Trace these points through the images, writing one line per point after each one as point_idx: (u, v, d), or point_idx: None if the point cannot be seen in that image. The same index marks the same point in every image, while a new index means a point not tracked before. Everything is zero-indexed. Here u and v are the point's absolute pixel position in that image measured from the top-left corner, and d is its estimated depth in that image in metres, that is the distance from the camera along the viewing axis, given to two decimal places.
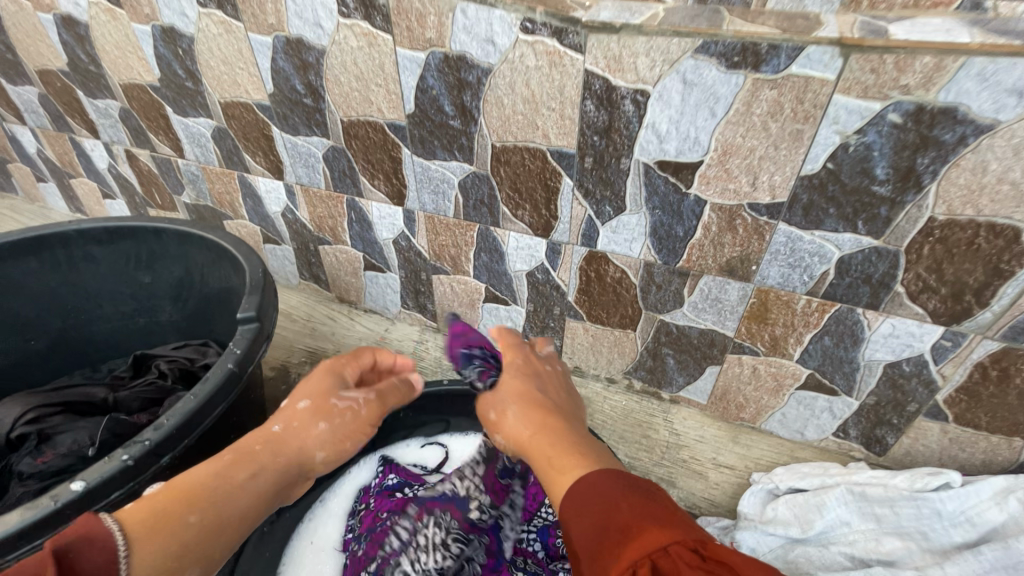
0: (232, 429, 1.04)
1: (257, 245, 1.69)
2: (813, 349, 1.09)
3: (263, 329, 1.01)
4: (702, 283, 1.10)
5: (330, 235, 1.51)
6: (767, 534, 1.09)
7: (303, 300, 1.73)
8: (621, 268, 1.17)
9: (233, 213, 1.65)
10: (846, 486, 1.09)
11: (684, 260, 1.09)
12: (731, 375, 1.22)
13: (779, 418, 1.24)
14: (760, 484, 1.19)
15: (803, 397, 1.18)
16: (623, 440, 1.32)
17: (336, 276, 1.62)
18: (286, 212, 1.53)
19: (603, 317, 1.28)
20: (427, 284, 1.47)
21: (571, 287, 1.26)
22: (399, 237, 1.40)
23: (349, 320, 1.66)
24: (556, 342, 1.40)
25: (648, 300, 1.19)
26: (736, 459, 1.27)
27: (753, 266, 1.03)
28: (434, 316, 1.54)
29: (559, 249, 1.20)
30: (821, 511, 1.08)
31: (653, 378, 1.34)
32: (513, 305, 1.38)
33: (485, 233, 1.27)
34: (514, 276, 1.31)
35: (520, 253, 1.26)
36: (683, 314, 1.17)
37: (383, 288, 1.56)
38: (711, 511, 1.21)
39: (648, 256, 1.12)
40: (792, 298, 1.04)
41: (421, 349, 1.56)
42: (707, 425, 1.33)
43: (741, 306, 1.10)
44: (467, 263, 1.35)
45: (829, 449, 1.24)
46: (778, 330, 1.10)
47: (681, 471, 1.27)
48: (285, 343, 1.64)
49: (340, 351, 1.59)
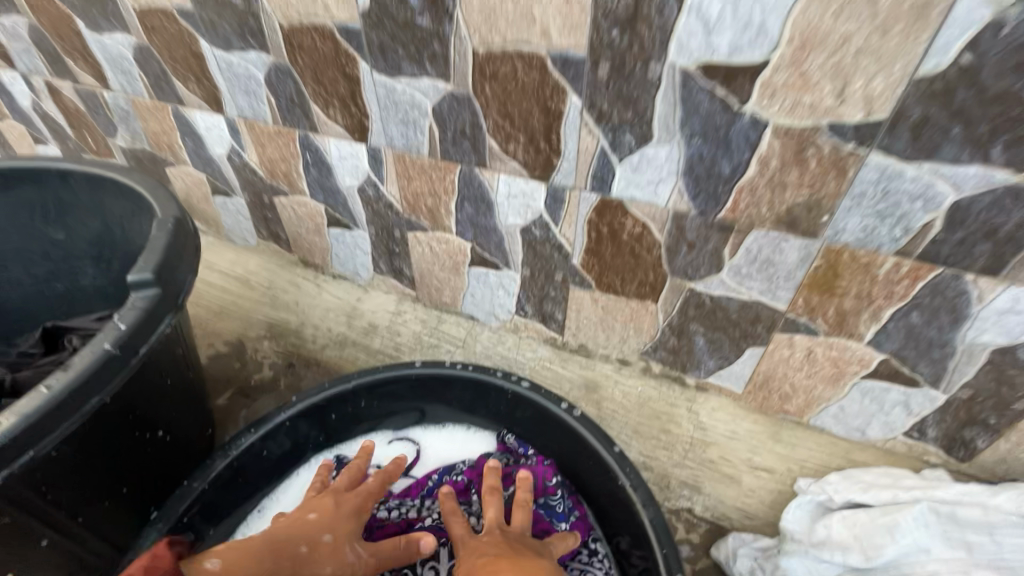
0: (135, 425, 0.81)
1: (205, 198, 1.43)
2: (893, 329, 0.83)
3: (165, 296, 0.77)
4: (750, 240, 0.84)
5: (285, 184, 1.25)
6: (819, 561, 0.86)
7: (262, 262, 1.47)
8: (641, 221, 0.90)
9: (174, 158, 1.38)
10: (927, 503, 0.84)
11: (728, 207, 0.82)
12: (777, 359, 0.96)
13: (834, 413, 0.99)
14: (809, 495, 0.95)
15: (868, 388, 0.92)
16: (637, 435, 1.08)
17: (298, 234, 1.36)
18: (232, 155, 1.26)
19: (616, 284, 1.02)
20: (401, 244, 1.21)
21: (577, 246, 1.00)
22: (366, 184, 1.13)
23: (316, 287, 1.40)
24: (557, 315, 1.14)
25: (675, 263, 0.93)
26: (776, 461, 1.03)
27: (823, 216, 0.77)
28: (412, 284, 1.29)
29: (562, 197, 0.94)
30: (891, 534, 0.83)
31: (677, 361, 1.09)
32: (506, 269, 1.12)
33: (469, 176, 0.99)
34: (505, 232, 1.05)
35: (513, 202, 0.99)
36: (721, 282, 0.91)
37: (352, 249, 1.30)
38: (744, 525, 0.98)
39: (679, 205, 0.85)
40: (874, 260, 0.78)
41: (397, 322, 1.31)
42: (742, 418, 1.08)
43: (801, 271, 0.84)
44: (448, 216, 1.09)
45: (896, 452, 0.99)
46: (849, 303, 0.84)
47: (708, 475, 1.03)
48: (240, 313, 1.38)
49: (304, 324, 1.34)
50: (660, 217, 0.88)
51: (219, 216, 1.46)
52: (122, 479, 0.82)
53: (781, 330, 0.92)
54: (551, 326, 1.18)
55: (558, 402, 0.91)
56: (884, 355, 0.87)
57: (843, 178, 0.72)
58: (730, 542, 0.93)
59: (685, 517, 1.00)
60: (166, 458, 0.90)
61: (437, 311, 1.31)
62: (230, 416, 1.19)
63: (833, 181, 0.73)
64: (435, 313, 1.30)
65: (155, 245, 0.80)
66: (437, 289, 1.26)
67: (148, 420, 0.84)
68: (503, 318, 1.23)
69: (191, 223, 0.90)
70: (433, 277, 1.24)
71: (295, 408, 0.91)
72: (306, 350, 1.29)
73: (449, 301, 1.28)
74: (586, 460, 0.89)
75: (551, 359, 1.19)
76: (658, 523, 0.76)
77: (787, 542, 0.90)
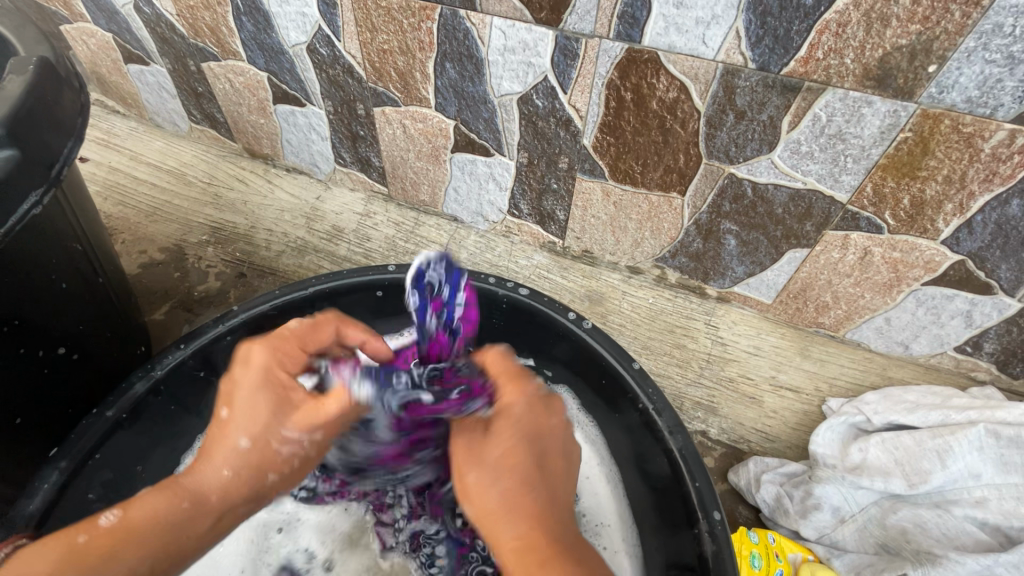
0: (14, 338, 0.63)
1: (118, 67, 1.14)
2: (980, 223, 0.68)
3: (28, 166, 0.56)
4: (821, 104, 0.64)
5: (212, 43, 0.97)
6: (856, 488, 0.76)
7: (200, 153, 1.21)
8: (678, 81, 0.69)
9: (68, 11, 1.07)
10: (987, 425, 0.74)
11: (800, 57, 0.62)
12: (824, 263, 0.82)
13: (878, 326, 0.87)
14: (843, 416, 0.84)
15: (927, 296, 0.79)
16: (648, 350, 0.94)
17: (237, 115, 1.10)
18: (139, 4, 0.97)
19: (635, 171, 0.83)
20: (368, 124, 0.97)
21: (590, 120, 0.78)
22: (317, 41, 0.87)
23: (268, 184, 1.16)
24: (558, 214, 0.96)
25: (714, 140, 0.73)
26: (803, 379, 0.91)
27: (930, 65, 0.58)
28: (382, 178, 1.07)
29: (576, 50, 0.71)
30: (941, 460, 0.74)
31: (699, 269, 0.94)
32: (498, 155, 0.91)
33: (452, 21, 0.75)
34: (497, 104, 0.83)
35: (509, 60, 0.76)
36: (770, 165, 0.73)
37: (306, 133, 1.06)
38: (764, 449, 0.86)
39: (734, 58, 0.64)
40: (982, 130, 0.60)
41: (365, 224, 1.10)
42: (768, 332, 0.95)
43: (879, 149, 0.66)
44: (425, 83, 0.85)
45: (940, 368, 0.89)
46: (931, 190, 0.67)
47: (726, 395, 0.90)
48: (178, 215, 1.12)
49: (253, 223, 1.11)
50: (706, 75, 0.67)
51: (138, 92, 1.18)
52: (11, 407, 0.65)
53: (834, 228, 0.77)
54: (550, 228, 1.00)
55: (564, 313, 0.74)
56: (959, 257, 0.73)
57: (975, 5, 0.53)
58: (752, 468, 0.82)
59: (698, 440, 0.87)
60: (72, 383, 0.72)
61: (414, 212, 1.10)
62: (169, 333, 0.97)
63: (958, 8, 0.54)
64: (411, 214, 1.10)
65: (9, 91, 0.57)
66: (413, 184, 1.05)
67: (39, 333, 0.66)
68: (493, 219, 1.04)
69: (77, 80, 0.66)
70: (407, 168, 1.02)
71: (238, 320, 0.73)
72: (260, 259, 1.06)
73: (428, 200, 1.07)
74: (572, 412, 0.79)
75: (548, 267, 1.02)
76: (688, 452, 0.63)
77: (819, 468, 0.79)
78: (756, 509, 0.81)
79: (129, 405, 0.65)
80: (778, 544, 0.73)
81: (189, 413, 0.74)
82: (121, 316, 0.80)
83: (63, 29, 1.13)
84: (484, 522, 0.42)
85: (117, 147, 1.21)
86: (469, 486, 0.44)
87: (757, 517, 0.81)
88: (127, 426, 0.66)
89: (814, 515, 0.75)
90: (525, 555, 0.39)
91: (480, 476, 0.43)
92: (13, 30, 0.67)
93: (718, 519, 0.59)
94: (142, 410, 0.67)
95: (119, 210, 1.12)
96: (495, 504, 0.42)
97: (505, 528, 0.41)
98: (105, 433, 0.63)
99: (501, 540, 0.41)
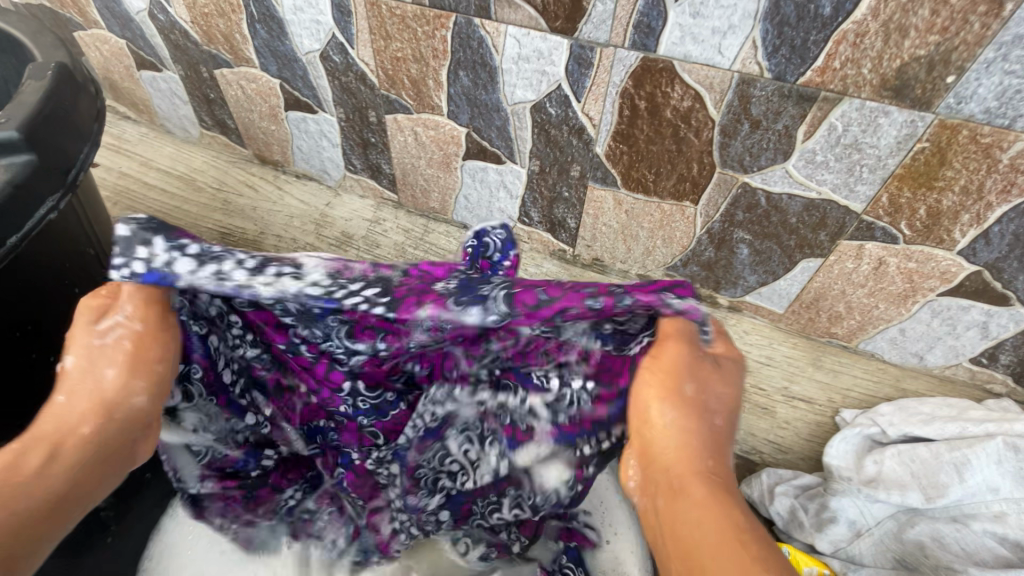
0: (26, 343, 0.63)
1: (130, 73, 1.15)
2: (997, 234, 0.68)
3: (45, 172, 0.56)
4: (838, 114, 0.64)
5: (226, 50, 0.97)
6: (873, 501, 0.75)
7: (210, 159, 1.21)
8: (693, 91, 0.69)
9: (82, 18, 1.08)
10: (1004, 438, 0.73)
11: (817, 67, 0.62)
12: (838, 273, 0.81)
13: (892, 336, 0.86)
14: (857, 427, 0.83)
15: (943, 306, 0.78)
16: None
17: (248, 122, 1.10)
18: (154, 12, 0.98)
19: (648, 180, 0.82)
20: (379, 131, 0.97)
21: (603, 128, 0.78)
22: (330, 48, 0.87)
23: (278, 190, 1.16)
24: (569, 222, 0.96)
25: (729, 149, 0.73)
26: (816, 391, 0.90)
27: (949, 76, 0.57)
28: (392, 184, 1.07)
29: (590, 59, 0.71)
30: (959, 474, 0.73)
31: (710, 278, 0.94)
32: (509, 163, 0.91)
33: (467, 30, 0.75)
34: (510, 112, 0.83)
35: (523, 69, 0.76)
36: (785, 175, 0.73)
37: (316, 139, 1.06)
38: (777, 461, 0.85)
39: (749, 67, 0.64)
40: (1000, 140, 0.60)
41: (375, 230, 1.10)
42: (779, 342, 0.94)
43: (896, 159, 0.66)
44: (437, 91, 0.85)
45: (955, 380, 0.88)
46: (948, 201, 0.67)
47: (738, 405, 0.90)
48: (187, 220, 1.12)
49: (262, 229, 1.11)
50: (722, 85, 0.67)
51: (150, 98, 1.18)
52: (21, 413, 0.64)
53: (848, 238, 0.76)
54: (561, 236, 0.99)
55: None
56: (976, 268, 0.72)
57: (995, 16, 0.53)
58: (765, 479, 0.81)
59: None
60: None
61: (423, 219, 1.10)
62: None
63: (978, 19, 0.53)
64: (421, 221, 1.10)
65: (27, 96, 0.57)
66: (424, 191, 1.05)
67: (48, 339, 0.65)
68: None
69: (94, 86, 0.66)
70: (418, 175, 1.02)
71: None
72: None
73: (438, 207, 1.07)
74: None
75: (558, 275, 1.02)
76: None
77: (834, 480, 0.78)
78: (770, 522, 0.80)
79: None
80: (794, 558, 0.71)
81: None
82: None
83: (77, 36, 1.14)
84: (676, 440, 0.47)
85: (128, 152, 1.22)
86: (686, 398, 0.48)
87: (770, 529, 0.80)
88: None
89: (830, 528, 0.74)
90: (717, 495, 0.44)
91: (699, 392, 0.48)
92: (31, 36, 0.67)
93: None
94: None
95: (128, 215, 1.12)
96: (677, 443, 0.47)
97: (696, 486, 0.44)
98: None
99: (693, 479, 0.45)
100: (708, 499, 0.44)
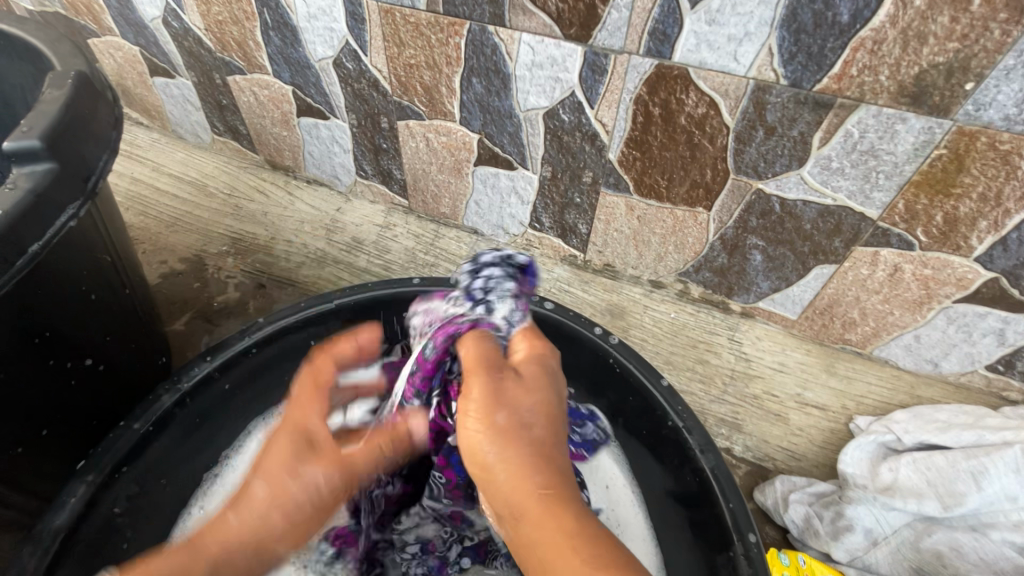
0: (44, 349, 0.63)
1: (143, 80, 1.16)
2: (1016, 241, 0.68)
3: (66, 180, 0.57)
4: (854, 120, 0.64)
5: (239, 56, 0.98)
6: (888, 509, 0.74)
7: (221, 164, 1.22)
8: (708, 97, 0.69)
9: (97, 25, 1.09)
10: (1023, 445, 0.73)
11: (833, 74, 0.61)
12: (852, 280, 0.81)
13: (907, 343, 0.86)
14: (872, 434, 0.82)
15: (958, 313, 0.78)
16: (670, 364, 0.93)
17: (259, 128, 1.11)
18: (168, 19, 0.98)
19: (661, 186, 0.82)
20: (391, 137, 0.97)
21: (616, 134, 0.78)
22: (343, 55, 0.88)
23: (289, 196, 1.16)
24: (580, 228, 0.96)
25: (743, 155, 0.73)
26: (830, 397, 0.90)
27: (967, 83, 0.57)
28: (403, 190, 1.07)
29: (604, 66, 0.71)
30: (976, 482, 0.72)
31: (722, 284, 0.93)
32: (521, 169, 0.91)
33: (480, 37, 0.75)
34: (522, 118, 0.83)
35: (537, 75, 0.76)
36: (799, 181, 0.73)
37: (328, 145, 1.06)
38: (791, 468, 0.85)
39: (765, 74, 0.64)
40: (1019, 147, 0.60)
41: (385, 235, 1.10)
42: (792, 348, 0.94)
43: (912, 165, 0.65)
44: (450, 97, 0.85)
45: (970, 387, 0.88)
46: (965, 208, 0.67)
47: (752, 412, 0.89)
48: (198, 226, 1.13)
49: (273, 234, 1.11)
50: (737, 91, 0.67)
51: (162, 104, 1.19)
52: (39, 419, 0.65)
53: (863, 244, 0.76)
54: (571, 241, 0.99)
55: (590, 327, 0.74)
56: (993, 275, 0.72)
57: (1015, 23, 0.53)
58: (779, 486, 0.81)
59: (723, 458, 0.85)
60: (99, 394, 0.72)
61: (434, 224, 1.10)
62: (190, 344, 0.97)
63: (997, 26, 0.53)
64: (431, 227, 1.10)
65: (47, 105, 0.57)
66: (435, 197, 1.05)
67: (67, 345, 0.66)
68: (514, 232, 1.04)
69: (111, 93, 0.67)
70: (429, 181, 1.02)
71: (266, 332, 0.73)
72: (280, 270, 1.07)
73: (448, 212, 1.07)
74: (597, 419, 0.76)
75: (569, 281, 1.01)
76: (721, 471, 0.62)
77: (850, 487, 0.78)
78: (784, 529, 0.79)
79: (155, 418, 0.65)
80: (809, 567, 0.71)
81: (217, 428, 0.74)
82: (144, 327, 0.80)
83: (90, 43, 1.15)
84: (504, 467, 0.39)
85: (140, 158, 1.23)
86: (496, 423, 0.40)
87: (785, 537, 0.79)
88: (154, 439, 0.66)
89: (846, 536, 0.73)
90: (551, 509, 0.37)
91: (513, 416, 0.40)
92: (50, 45, 0.68)
93: (753, 541, 0.57)
94: (168, 423, 0.67)
95: (140, 220, 1.13)
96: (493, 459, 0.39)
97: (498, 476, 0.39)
98: (132, 445, 0.63)
99: (523, 492, 0.38)
100: (536, 515, 0.37)
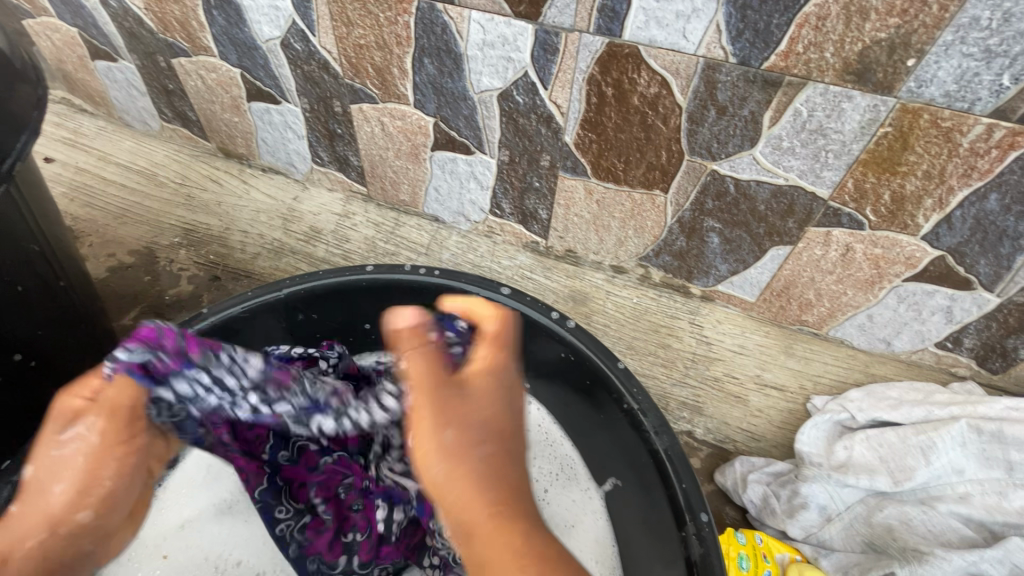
0: None
1: (83, 63, 1.10)
2: (959, 219, 0.69)
3: None
4: (802, 99, 0.64)
5: (183, 38, 0.94)
6: (842, 486, 0.75)
7: (172, 153, 1.17)
8: (660, 77, 0.68)
9: (31, 5, 1.03)
10: (969, 420, 0.74)
11: (781, 51, 0.61)
12: (806, 261, 0.82)
13: (860, 323, 0.87)
14: (828, 414, 0.83)
15: (908, 292, 0.79)
16: (632, 349, 0.92)
17: (210, 114, 1.07)
18: None
19: (618, 169, 0.82)
20: (345, 122, 0.95)
21: (571, 116, 0.77)
22: (291, 35, 0.85)
23: (243, 185, 1.13)
24: (541, 213, 0.95)
25: (696, 136, 0.73)
26: (788, 378, 0.91)
27: (909, 59, 0.57)
28: (361, 177, 1.04)
29: (556, 45, 0.70)
30: (925, 456, 0.74)
31: (682, 268, 0.93)
32: (478, 153, 0.89)
33: (430, 15, 0.73)
34: (477, 101, 0.81)
35: (489, 55, 0.74)
36: (752, 162, 0.73)
37: (281, 131, 1.03)
38: (750, 449, 0.85)
39: (714, 52, 0.64)
40: (960, 124, 0.60)
41: (345, 224, 1.07)
42: (752, 331, 0.95)
43: (859, 144, 0.66)
44: (403, 79, 0.83)
45: (922, 364, 0.89)
46: (910, 186, 0.67)
47: (712, 395, 0.89)
48: (148, 217, 1.08)
49: (226, 224, 1.08)
50: (687, 70, 0.66)
51: (106, 90, 1.14)
52: None
53: (816, 224, 0.76)
54: (533, 228, 0.98)
55: (547, 312, 0.71)
56: (939, 253, 0.73)
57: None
58: (738, 467, 0.81)
59: (684, 441, 0.86)
60: (32, 389, 0.69)
61: (394, 212, 1.08)
62: None
63: (936, 1, 0.53)
64: (391, 215, 1.08)
65: None
66: (393, 184, 1.03)
67: None
68: (474, 219, 1.02)
69: (34, 72, 0.63)
70: (386, 167, 1.00)
71: (207, 323, 0.69)
72: (234, 261, 1.03)
73: (408, 200, 1.05)
74: (567, 408, 0.77)
75: (531, 268, 1.00)
76: (675, 453, 0.61)
77: (805, 466, 0.79)
78: (743, 509, 0.80)
79: None
80: (766, 544, 0.73)
81: None
82: (85, 319, 0.77)
83: (26, 25, 1.09)
84: (467, 454, 0.39)
85: (85, 146, 1.17)
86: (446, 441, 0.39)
87: (744, 517, 0.80)
88: None
89: (801, 514, 0.74)
90: (507, 527, 0.37)
91: (461, 437, 0.40)
92: None
93: (705, 520, 0.57)
94: None
95: (86, 212, 1.08)
96: (449, 441, 0.39)
97: (450, 433, 0.40)
98: None
99: (474, 509, 0.37)
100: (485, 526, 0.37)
